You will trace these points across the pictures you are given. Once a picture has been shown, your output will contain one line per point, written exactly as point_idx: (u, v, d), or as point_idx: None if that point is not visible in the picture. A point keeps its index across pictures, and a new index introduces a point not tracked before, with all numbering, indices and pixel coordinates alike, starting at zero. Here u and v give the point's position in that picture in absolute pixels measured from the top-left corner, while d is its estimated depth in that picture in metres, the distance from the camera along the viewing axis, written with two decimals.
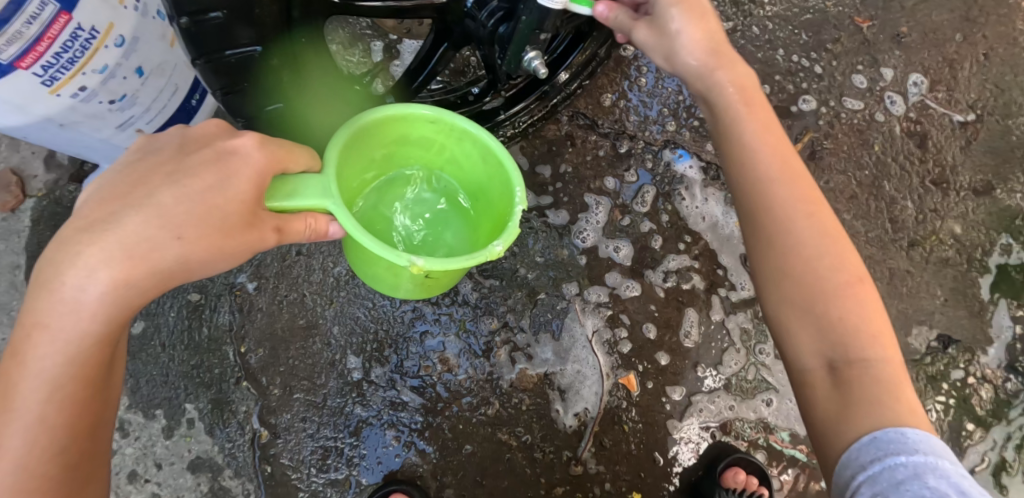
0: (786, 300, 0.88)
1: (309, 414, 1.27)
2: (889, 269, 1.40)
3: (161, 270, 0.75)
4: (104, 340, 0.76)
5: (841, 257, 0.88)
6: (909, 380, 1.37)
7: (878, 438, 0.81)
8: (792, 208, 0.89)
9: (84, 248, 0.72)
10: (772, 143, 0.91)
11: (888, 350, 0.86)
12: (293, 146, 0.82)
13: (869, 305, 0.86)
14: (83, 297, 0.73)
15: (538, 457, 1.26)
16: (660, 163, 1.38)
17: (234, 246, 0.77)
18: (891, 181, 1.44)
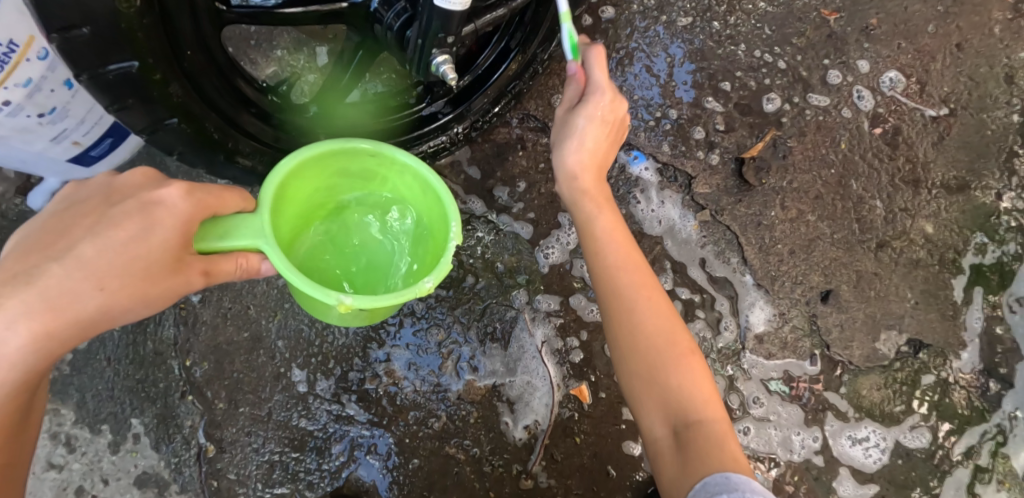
0: (631, 371, 0.96)
1: (254, 428, 1.23)
2: (856, 271, 1.35)
3: (83, 322, 0.72)
4: (22, 388, 0.75)
5: (674, 332, 0.97)
6: (878, 387, 1.32)
7: (708, 482, 0.85)
8: (633, 284, 0.99)
9: (2, 302, 0.69)
10: (623, 241, 1.01)
11: (719, 414, 0.93)
12: (226, 187, 0.78)
13: (698, 375, 0.95)
14: (4, 351, 0.70)
15: (487, 471, 1.23)
16: (615, 165, 1.33)
17: (160, 294, 0.74)
18: (859, 179, 1.38)
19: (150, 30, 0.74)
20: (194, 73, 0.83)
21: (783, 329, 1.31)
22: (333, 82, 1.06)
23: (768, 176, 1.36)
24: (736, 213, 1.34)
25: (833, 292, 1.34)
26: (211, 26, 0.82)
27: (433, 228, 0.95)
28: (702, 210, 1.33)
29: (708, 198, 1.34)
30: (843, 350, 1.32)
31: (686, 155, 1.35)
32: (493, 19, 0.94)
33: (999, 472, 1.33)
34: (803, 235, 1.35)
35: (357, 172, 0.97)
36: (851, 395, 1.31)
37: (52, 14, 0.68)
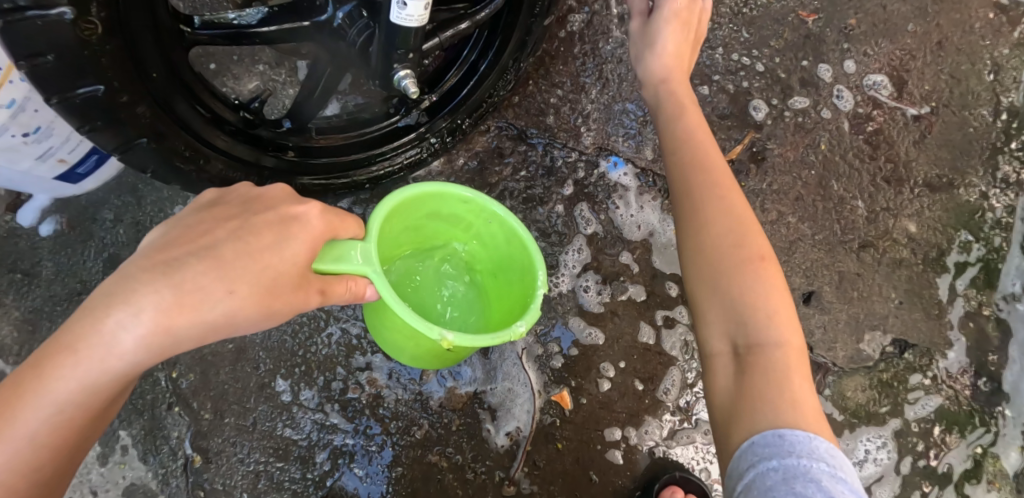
0: (699, 274, 0.97)
1: (239, 439, 1.23)
2: (839, 272, 1.34)
3: (206, 324, 0.74)
4: (118, 383, 0.74)
5: (753, 237, 0.97)
6: (863, 388, 1.31)
7: (756, 443, 0.85)
8: (716, 191, 1.01)
9: (140, 289, 0.71)
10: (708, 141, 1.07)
11: (787, 336, 0.92)
12: (346, 217, 0.83)
13: (770, 285, 0.94)
14: (125, 345, 0.72)
15: (469, 478, 1.23)
16: (594, 171, 1.35)
17: (283, 307, 0.78)
18: (839, 180, 1.38)
19: (114, 53, 0.77)
20: (160, 94, 0.86)
21: None
22: (306, 96, 1.10)
23: (747, 179, 1.36)
24: None
25: (815, 293, 1.33)
26: (178, 46, 0.87)
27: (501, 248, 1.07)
28: None
29: None
30: (827, 351, 1.31)
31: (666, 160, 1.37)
32: (457, 33, 1.09)
33: (985, 473, 1.33)
34: (783, 237, 1.35)
35: (447, 216, 1.07)
36: (836, 397, 1.30)
37: (17, 43, 0.72)
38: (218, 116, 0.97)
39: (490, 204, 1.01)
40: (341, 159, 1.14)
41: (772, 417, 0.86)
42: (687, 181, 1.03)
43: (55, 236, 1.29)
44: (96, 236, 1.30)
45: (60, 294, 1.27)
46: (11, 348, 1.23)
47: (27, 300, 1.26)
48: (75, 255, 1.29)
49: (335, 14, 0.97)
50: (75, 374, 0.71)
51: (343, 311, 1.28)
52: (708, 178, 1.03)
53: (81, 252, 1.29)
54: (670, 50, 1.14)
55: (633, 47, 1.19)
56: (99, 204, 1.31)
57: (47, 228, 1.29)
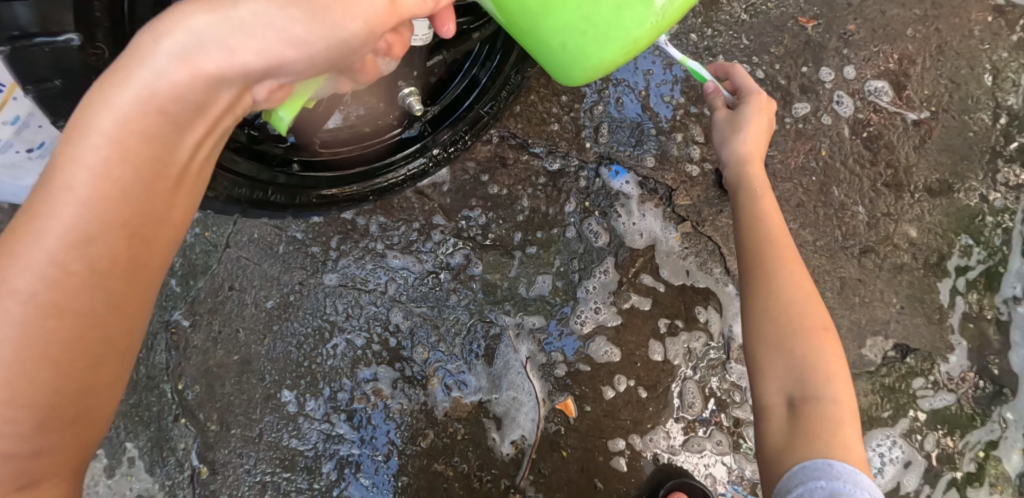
0: (763, 336, 0.99)
1: (246, 449, 1.24)
2: (840, 278, 1.35)
3: (253, 37, 0.63)
4: (165, 127, 0.63)
5: (812, 305, 0.99)
6: (865, 393, 1.31)
7: (807, 466, 0.87)
8: (783, 256, 1.03)
9: (181, 13, 0.61)
10: (777, 213, 1.09)
11: (844, 395, 0.95)
12: None
13: (829, 352, 0.96)
14: (163, 62, 0.61)
15: (475, 486, 1.24)
16: (596, 180, 1.36)
17: (337, 14, 0.65)
18: (840, 186, 1.39)
19: None
20: None
21: None
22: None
23: None
24: (717, 224, 1.36)
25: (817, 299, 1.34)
26: None
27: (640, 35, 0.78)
28: (683, 222, 1.36)
29: (689, 210, 1.36)
30: None
31: (667, 166, 1.37)
32: (462, 44, 1.12)
33: (986, 476, 1.34)
34: None
35: None
36: None
37: (22, 69, 0.70)
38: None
39: None
40: (343, 172, 1.16)
41: (823, 449, 0.88)
42: (753, 252, 1.05)
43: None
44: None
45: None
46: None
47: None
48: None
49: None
50: (86, 159, 0.60)
51: (349, 322, 1.28)
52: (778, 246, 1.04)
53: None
54: (753, 131, 1.12)
55: (716, 133, 1.17)
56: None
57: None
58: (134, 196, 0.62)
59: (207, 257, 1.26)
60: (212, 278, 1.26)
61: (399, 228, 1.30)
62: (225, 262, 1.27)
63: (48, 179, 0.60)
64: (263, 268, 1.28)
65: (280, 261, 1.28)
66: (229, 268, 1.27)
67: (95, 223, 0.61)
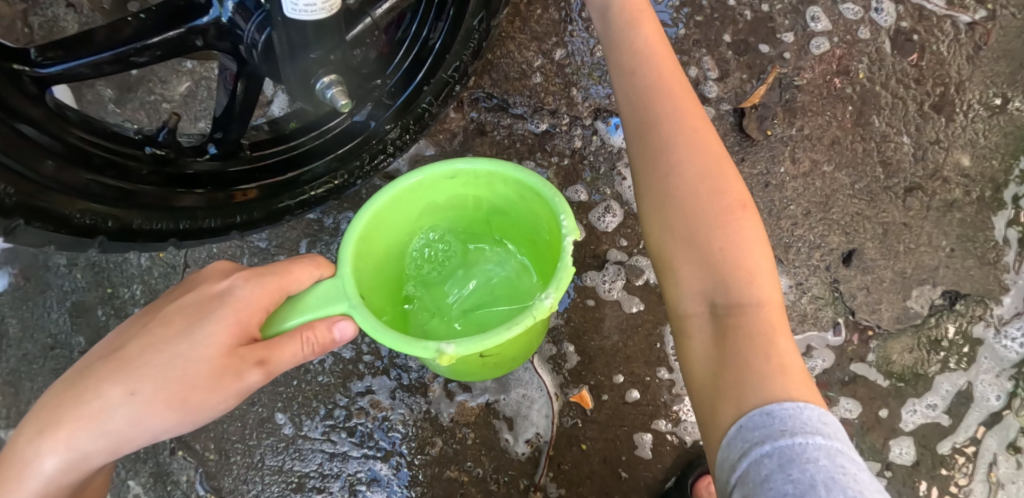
0: (665, 227, 0.83)
1: (249, 476, 1.17)
2: (882, 224, 1.19)
3: (116, 430, 0.72)
4: (52, 495, 0.75)
5: (722, 175, 0.83)
6: (909, 349, 1.20)
7: (745, 428, 0.71)
8: (672, 113, 0.86)
9: (54, 407, 0.73)
10: (664, 59, 0.91)
11: (767, 292, 0.79)
12: (284, 270, 0.77)
13: (748, 229, 0.81)
14: (48, 466, 0.73)
15: (494, 490, 1.16)
16: (593, 138, 1.20)
17: (204, 395, 0.74)
18: (881, 113, 1.20)
19: None
20: (20, 159, 0.74)
21: (801, 300, 1.18)
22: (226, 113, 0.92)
23: (773, 125, 1.19)
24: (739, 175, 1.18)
25: (856, 252, 1.19)
26: (14, 89, 0.72)
27: (542, 227, 0.94)
28: None
29: None
30: (871, 314, 1.19)
31: None
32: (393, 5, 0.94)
33: None
34: (818, 190, 1.19)
35: (447, 202, 0.98)
36: (881, 362, 1.19)
37: None
38: (118, 166, 0.83)
39: (457, 164, 0.90)
40: (283, 177, 1.00)
41: (761, 391, 0.73)
42: (638, 115, 0.88)
43: (11, 289, 1.24)
44: (54, 285, 1.24)
45: (34, 351, 1.22)
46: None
47: (1, 361, 1.22)
48: (36, 307, 1.24)
49: (226, 8, 0.80)
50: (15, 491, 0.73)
51: None
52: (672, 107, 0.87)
53: (42, 304, 1.24)
54: None
55: None
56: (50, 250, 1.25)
57: (3, 281, 1.24)
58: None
59: (167, 279, 1.24)
60: None
61: None
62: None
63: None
64: None
65: None
66: None
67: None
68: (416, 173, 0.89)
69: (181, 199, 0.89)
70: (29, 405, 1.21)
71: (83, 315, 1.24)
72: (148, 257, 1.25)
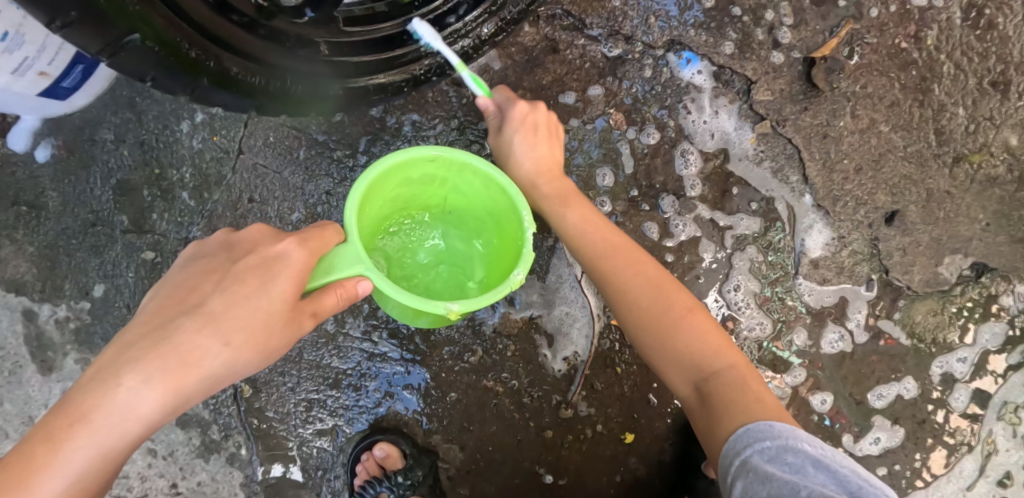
0: (646, 338, 0.96)
1: (287, 368, 1.21)
2: (927, 190, 1.23)
3: (209, 376, 0.78)
4: (131, 442, 0.77)
5: (674, 293, 0.97)
6: (932, 313, 1.26)
7: (750, 428, 0.84)
8: (598, 245, 1.01)
9: (141, 359, 0.76)
10: (602, 224, 1.03)
11: (735, 357, 0.94)
12: (324, 232, 0.84)
13: (704, 328, 0.95)
14: (142, 409, 0.75)
15: (526, 402, 1.21)
16: (664, 70, 1.19)
17: (279, 342, 0.82)
18: (942, 82, 1.22)
19: None
20: None
21: (840, 253, 1.23)
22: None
23: (840, 79, 1.20)
24: (800, 124, 1.20)
25: (899, 213, 1.23)
26: None
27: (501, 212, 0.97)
28: (762, 121, 1.20)
29: (770, 107, 1.20)
30: (903, 275, 1.24)
31: (748, 54, 1.19)
32: None
33: None
34: (873, 148, 1.22)
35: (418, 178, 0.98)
36: (905, 322, 1.26)
37: None
38: (230, 8, 0.79)
39: (458, 153, 0.92)
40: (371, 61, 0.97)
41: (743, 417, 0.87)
42: (591, 266, 1.00)
43: (53, 162, 1.21)
44: (99, 160, 1.21)
45: (73, 227, 1.21)
46: (35, 285, 1.20)
47: (39, 234, 1.21)
48: (79, 182, 1.22)
49: None
50: (94, 440, 0.74)
51: None
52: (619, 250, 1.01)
53: (85, 179, 1.21)
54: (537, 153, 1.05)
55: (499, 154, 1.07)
56: (96, 124, 1.21)
57: (45, 153, 1.21)
58: (110, 475, 0.78)
59: (220, 165, 1.20)
60: (228, 190, 1.20)
61: (434, 126, 1.19)
62: (239, 171, 1.20)
63: (22, 469, 0.72)
64: (285, 176, 1.20)
65: (303, 168, 1.20)
66: (245, 178, 1.20)
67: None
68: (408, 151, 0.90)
69: (274, 60, 0.87)
70: (65, 280, 1.21)
71: (127, 194, 1.22)
72: (201, 140, 1.20)
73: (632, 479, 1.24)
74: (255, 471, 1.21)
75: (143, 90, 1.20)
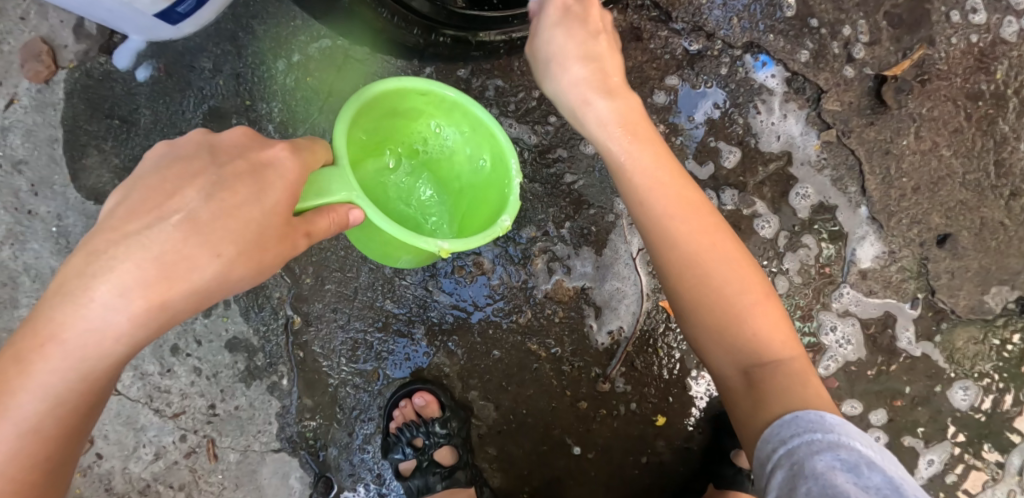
0: (703, 317, 0.92)
1: (340, 305, 1.24)
2: (981, 218, 1.25)
3: (195, 288, 0.72)
4: (112, 360, 0.74)
5: (741, 271, 0.93)
6: (974, 340, 1.27)
7: (801, 417, 0.83)
8: (689, 228, 0.94)
9: (115, 269, 0.70)
10: (670, 180, 0.95)
11: (794, 348, 0.92)
12: (313, 146, 0.79)
13: (770, 313, 0.93)
14: (114, 323, 0.71)
15: (565, 370, 1.25)
16: (739, 69, 1.24)
17: (274, 257, 0.76)
18: (1007, 117, 1.25)
19: None
20: None
21: (889, 268, 1.26)
22: None
23: (907, 99, 1.24)
24: (865, 137, 1.24)
25: (951, 237, 1.25)
26: None
27: (487, 158, 0.98)
28: (828, 129, 1.24)
29: (837, 117, 1.24)
30: (949, 298, 1.26)
31: (822, 64, 1.23)
32: None
33: None
34: (932, 171, 1.25)
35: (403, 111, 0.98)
36: (945, 346, 1.27)
37: None
38: None
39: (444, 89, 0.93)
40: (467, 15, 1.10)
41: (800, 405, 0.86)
42: (652, 231, 0.94)
43: (151, 82, 1.24)
44: (194, 86, 1.25)
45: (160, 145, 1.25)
46: None
47: (126, 148, 1.24)
48: (172, 104, 1.25)
49: None
50: (69, 359, 0.72)
51: None
52: (690, 223, 0.94)
53: (179, 102, 1.25)
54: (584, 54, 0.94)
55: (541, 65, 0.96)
56: (196, 51, 1.25)
57: (145, 73, 1.24)
58: (96, 396, 0.76)
59: (307, 105, 1.26)
60: (313, 129, 1.26)
61: (517, 94, 1.24)
62: (325, 113, 1.27)
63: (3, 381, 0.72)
64: None
65: None
66: (331, 119, 1.27)
67: (57, 421, 0.74)
68: (394, 79, 0.89)
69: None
70: None
71: (216, 121, 1.25)
72: (294, 79, 1.26)
73: (657, 463, 1.26)
74: (292, 402, 1.24)
75: (245, 25, 1.24)
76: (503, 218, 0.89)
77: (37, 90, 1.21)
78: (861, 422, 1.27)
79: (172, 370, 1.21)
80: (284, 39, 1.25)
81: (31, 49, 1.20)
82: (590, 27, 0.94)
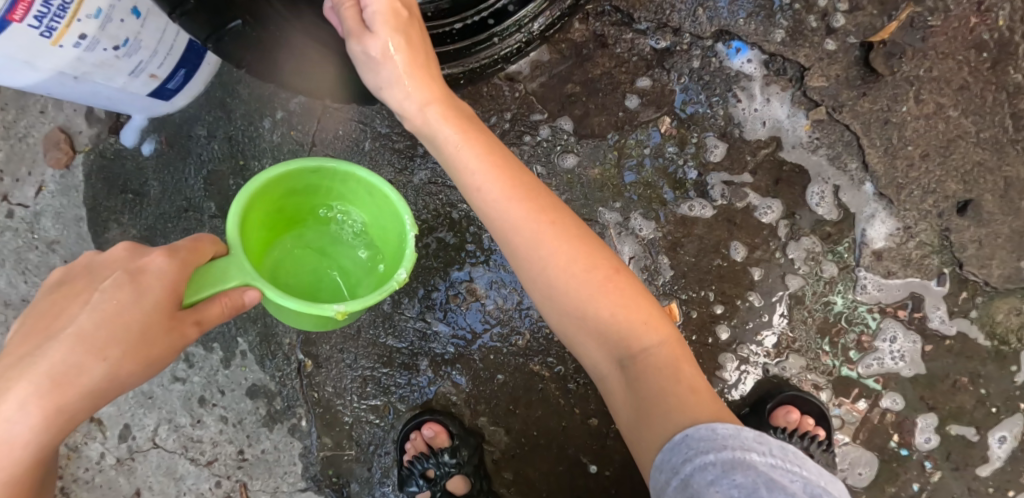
0: (565, 315, 0.91)
1: (346, 346, 1.27)
2: (1005, 178, 1.15)
3: (90, 390, 0.78)
4: (27, 464, 0.80)
5: (590, 257, 0.90)
6: (1016, 311, 1.17)
7: (691, 441, 0.80)
8: (527, 226, 0.89)
9: (13, 387, 0.77)
10: (502, 173, 0.90)
11: (663, 331, 0.90)
12: (194, 242, 0.82)
13: (627, 294, 0.90)
14: (20, 432, 0.78)
15: (571, 388, 1.24)
16: (713, 59, 1.20)
17: (162, 350, 0.79)
18: (1019, 64, 1.14)
19: None
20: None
21: (907, 244, 1.17)
22: None
23: (901, 63, 1.15)
24: (859, 110, 1.17)
25: (973, 202, 1.16)
26: None
27: (389, 221, 0.93)
28: (817, 107, 1.18)
29: (824, 93, 1.17)
30: (980, 269, 1.17)
31: (801, 40, 1.17)
32: None
33: None
34: (941, 134, 1.16)
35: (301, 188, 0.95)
36: (984, 321, 1.18)
37: None
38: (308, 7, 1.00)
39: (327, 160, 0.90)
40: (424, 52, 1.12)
41: (680, 415, 0.84)
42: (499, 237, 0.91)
43: (157, 155, 1.34)
44: (194, 153, 1.34)
45: (170, 211, 1.34)
46: None
47: (141, 218, 1.34)
48: (177, 173, 1.34)
49: None
50: None
51: (437, 221, 1.26)
52: (527, 225, 0.89)
53: (182, 169, 1.34)
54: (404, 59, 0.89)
55: (365, 75, 0.92)
56: (192, 120, 1.33)
57: (149, 147, 1.34)
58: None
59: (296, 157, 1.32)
60: None
61: (490, 119, 1.21)
62: None
63: None
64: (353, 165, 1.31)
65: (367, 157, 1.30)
66: None
67: None
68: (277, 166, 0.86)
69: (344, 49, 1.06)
70: None
71: (216, 183, 1.33)
72: (280, 134, 1.32)
73: None
74: (313, 443, 1.28)
75: (232, 91, 1.32)
76: (400, 273, 0.85)
77: (60, 175, 1.33)
78: (901, 413, 1.19)
79: (200, 421, 1.27)
80: (267, 99, 1.32)
81: (50, 139, 1.32)
82: (391, 26, 0.87)
